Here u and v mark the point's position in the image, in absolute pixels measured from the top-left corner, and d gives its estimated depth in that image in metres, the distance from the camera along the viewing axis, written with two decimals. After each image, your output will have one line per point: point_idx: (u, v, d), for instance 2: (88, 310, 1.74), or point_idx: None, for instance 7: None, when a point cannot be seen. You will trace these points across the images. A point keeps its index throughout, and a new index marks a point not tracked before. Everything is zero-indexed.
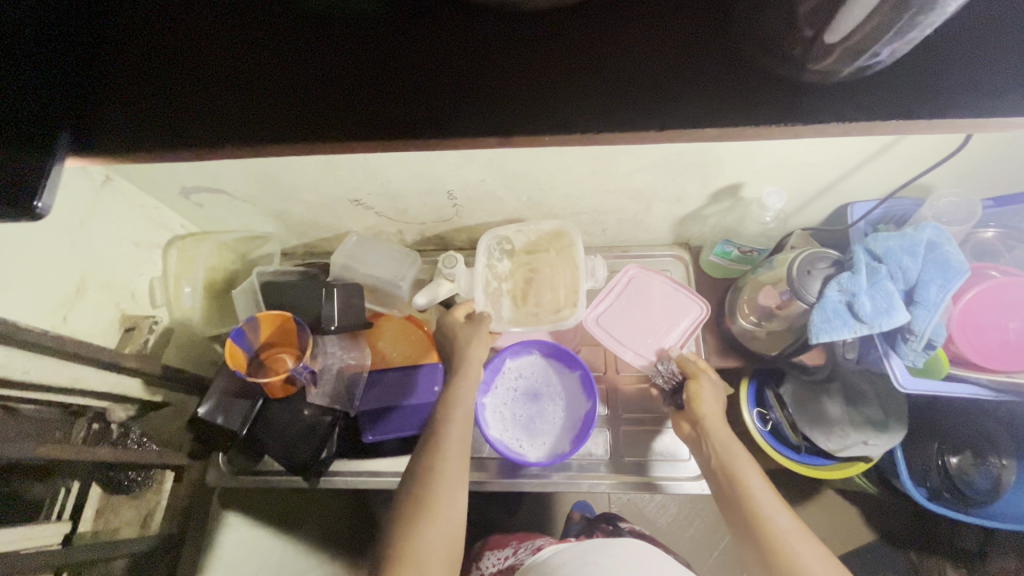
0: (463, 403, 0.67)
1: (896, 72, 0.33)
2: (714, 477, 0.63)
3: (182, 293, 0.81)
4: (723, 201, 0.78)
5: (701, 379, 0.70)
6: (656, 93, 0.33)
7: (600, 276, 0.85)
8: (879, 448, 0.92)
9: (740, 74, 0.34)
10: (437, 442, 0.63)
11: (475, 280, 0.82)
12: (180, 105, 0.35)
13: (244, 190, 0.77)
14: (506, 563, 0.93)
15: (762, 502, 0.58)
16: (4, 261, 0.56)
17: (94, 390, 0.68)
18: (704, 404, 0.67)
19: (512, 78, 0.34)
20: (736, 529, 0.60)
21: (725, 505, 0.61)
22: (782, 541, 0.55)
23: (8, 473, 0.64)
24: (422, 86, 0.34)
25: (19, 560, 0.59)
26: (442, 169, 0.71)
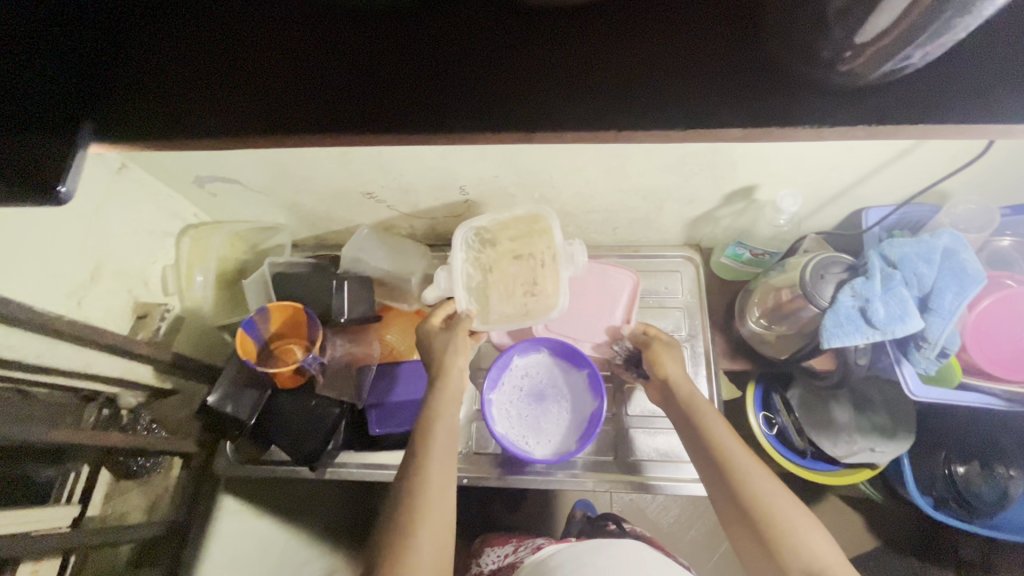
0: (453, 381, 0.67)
1: (923, 76, 0.33)
2: (686, 435, 0.63)
3: (194, 282, 0.82)
4: (736, 203, 0.77)
5: (655, 346, 0.71)
6: (677, 95, 0.33)
7: (580, 261, 0.78)
8: (886, 456, 0.92)
9: (764, 77, 0.33)
10: (429, 420, 0.63)
11: (452, 276, 0.77)
12: (200, 93, 0.36)
13: (258, 181, 0.77)
14: (506, 560, 0.93)
15: (735, 454, 0.57)
16: (22, 246, 0.57)
17: (106, 375, 0.69)
18: (668, 365, 0.69)
19: (529, 76, 0.34)
20: (710, 485, 0.58)
21: (698, 462, 0.60)
22: (760, 492, 0.54)
23: (19, 455, 0.65)
24: (444, 80, 0.34)
25: (28, 541, 0.60)
26: (455, 164, 0.71)
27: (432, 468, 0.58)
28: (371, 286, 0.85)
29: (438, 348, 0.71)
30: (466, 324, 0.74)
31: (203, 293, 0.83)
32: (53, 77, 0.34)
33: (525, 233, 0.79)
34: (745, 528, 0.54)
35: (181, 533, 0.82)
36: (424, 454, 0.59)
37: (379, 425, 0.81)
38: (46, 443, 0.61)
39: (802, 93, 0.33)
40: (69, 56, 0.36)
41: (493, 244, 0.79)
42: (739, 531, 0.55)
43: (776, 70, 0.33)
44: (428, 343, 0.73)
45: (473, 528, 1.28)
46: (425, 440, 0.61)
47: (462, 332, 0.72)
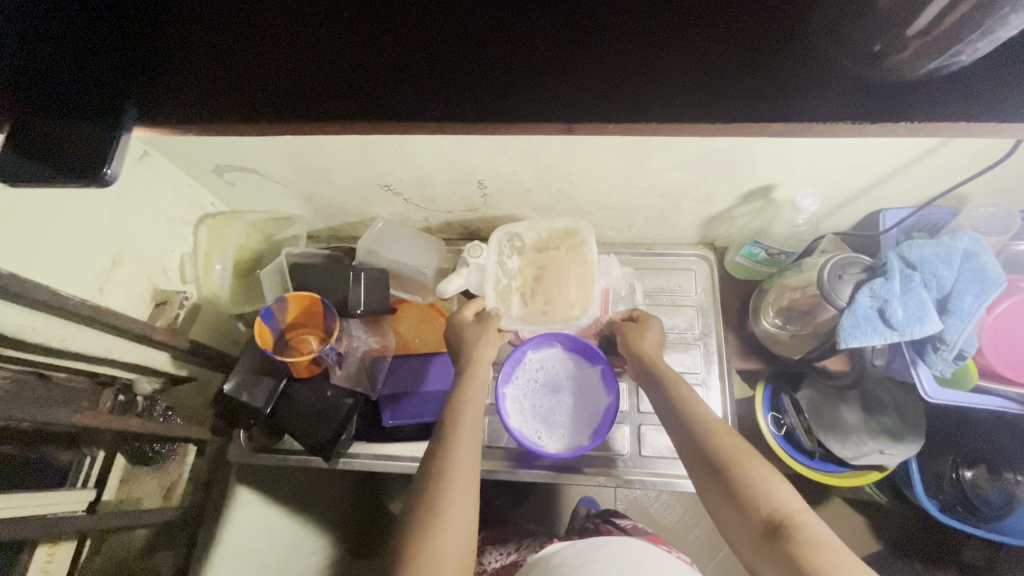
0: (473, 377, 0.67)
1: (1005, 56, 0.30)
2: (656, 403, 0.63)
3: (213, 269, 0.82)
4: (754, 202, 0.77)
5: (631, 327, 0.74)
6: (721, 82, 0.31)
7: (614, 275, 0.84)
8: (895, 458, 0.91)
9: (806, 66, 0.31)
10: (456, 416, 0.62)
11: (482, 274, 0.82)
12: (250, 75, 0.34)
13: (277, 171, 0.78)
14: (509, 558, 0.94)
15: (708, 416, 0.58)
16: (47, 231, 0.57)
17: (125, 361, 0.69)
18: (642, 342, 0.71)
19: (568, 63, 0.32)
20: (681, 449, 0.58)
21: (669, 428, 0.60)
22: (730, 448, 0.54)
23: (38, 439, 0.66)
24: (493, 62, 0.32)
25: (46, 524, 0.61)
26: (475, 157, 0.71)
27: (458, 463, 0.58)
28: (385, 277, 0.85)
29: (470, 336, 0.73)
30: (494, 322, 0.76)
31: (221, 281, 0.84)
32: (92, 46, 0.33)
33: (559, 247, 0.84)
34: (718, 485, 0.53)
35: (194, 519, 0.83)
36: (448, 454, 0.59)
37: (393, 416, 0.80)
38: (67, 425, 0.62)
39: (851, 84, 0.31)
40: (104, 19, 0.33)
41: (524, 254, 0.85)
42: (712, 489, 0.54)
43: (815, 60, 0.31)
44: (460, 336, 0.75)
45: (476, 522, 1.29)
46: (451, 437, 0.60)
47: (492, 327, 0.75)
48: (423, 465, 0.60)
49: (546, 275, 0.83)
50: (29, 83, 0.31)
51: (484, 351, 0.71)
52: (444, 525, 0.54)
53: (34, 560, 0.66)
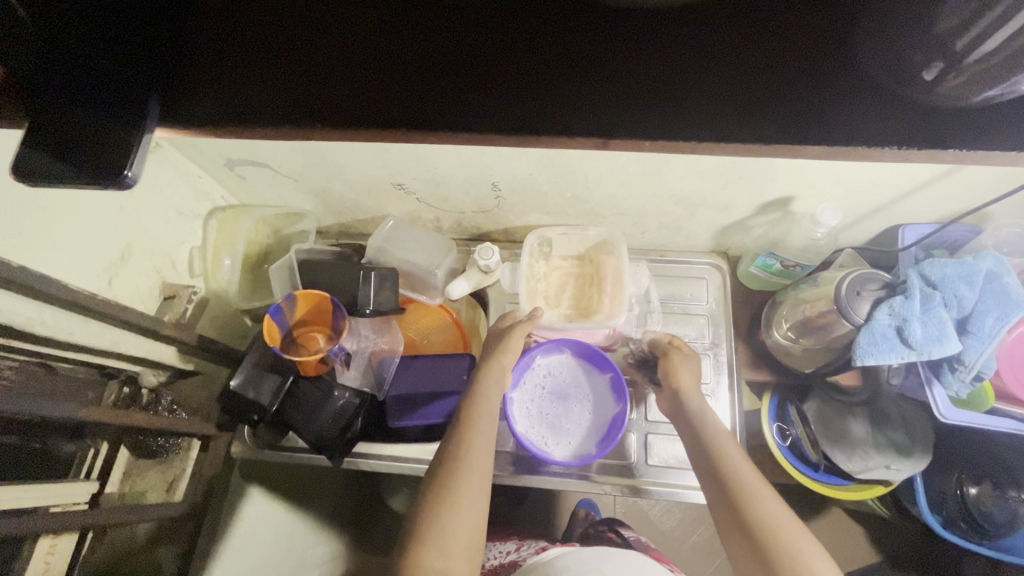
0: (490, 397, 0.66)
1: None
2: (691, 447, 0.63)
3: (222, 265, 0.82)
4: (772, 212, 0.76)
5: (676, 355, 0.73)
6: (754, 105, 0.29)
7: (644, 282, 0.85)
8: (901, 473, 0.91)
9: (844, 86, 0.29)
10: (467, 434, 0.60)
11: (519, 271, 0.83)
12: (273, 68, 0.31)
13: (290, 166, 0.77)
14: (508, 557, 0.92)
15: (739, 466, 0.57)
16: (58, 223, 0.57)
17: (132, 355, 0.68)
18: (682, 376, 0.70)
19: (609, 68, 0.30)
20: (711, 498, 0.58)
21: (700, 475, 0.60)
22: (756, 503, 0.54)
23: (42, 430, 0.67)
24: (527, 67, 0.30)
25: (49, 518, 0.61)
26: (491, 159, 0.70)
27: (472, 481, 0.56)
28: (395, 275, 0.83)
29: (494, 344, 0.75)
30: (527, 327, 0.75)
31: (229, 276, 0.83)
32: (117, 40, 0.31)
33: (591, 256, 0.86)
34: (743, 536, 0.53)
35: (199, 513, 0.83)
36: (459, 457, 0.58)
37: (401, 417, 0.80)
38: (72, 420, 0.62)
39: (896, 115, 0.29)
40: (129, 10, 0.31)
41: (554, 259, 0.86)
42: (737, 541, 0.54)
43: (860, 77, 0.29)
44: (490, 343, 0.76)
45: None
46: (463, 449, 0.59)
47: (519, 334, 0.75)
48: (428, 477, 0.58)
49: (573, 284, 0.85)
50: (54, 83, 0.31)
51: (494, 363, 0.71)
52: (449, 536, 0.51)
53: (36, 553, 0.65)
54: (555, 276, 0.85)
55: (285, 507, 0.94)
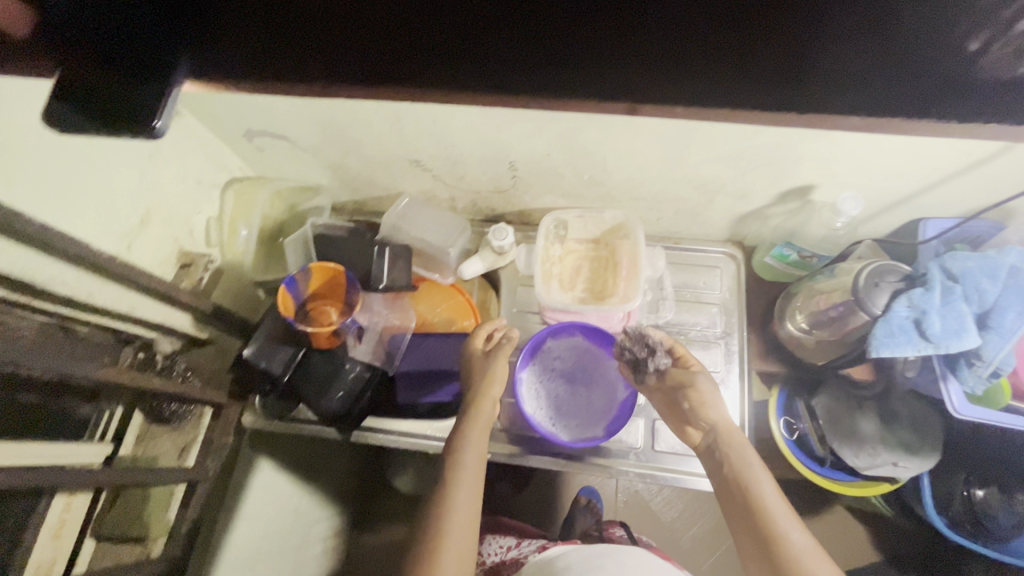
0: (473, 444, 0.67)
1: None
2: (723, 485, 0.64)
3: (238, 235, 0.82)
4: (790, 201, 0.76)
5: (701, 386, 0.68)
6: (797, 68, 0.28)
7: (660, 267, 0.85)
8: (907, 471, 0.92)
9: (889, 51, 0.28)
10: (454, 476, 0.64)
11: (535, 254, 0.83)
12: (305, 18, 0.31)
13: (309, 138, 0.77)
14: (509, 553, 0.93)
15: (779, 513, 0.58)
16: (80, 184, 0.57)
17: (149, 321, 0.69)
18: (712, 412, 0.67)
19: (648, 27, 0.29)
20: (743, 540, 0.60)
21: (733, 515, 0.62)
22: (798, 554, 0.55)
23: (58, 390, 0.70)
24: (564, 23, 0.30)
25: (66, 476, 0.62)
26: (510, 137, 0.70)
27: (452, 526, 0.60)
28: (407, 254, 0.84)
29: (480, 372, 0.75)
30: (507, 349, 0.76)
31: (244, 247, 0.84)
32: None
33: (606, 240, 0.87)
34: None
35: (214, 489, 0.85)
36: (448, 500, 0.62)
37: (410, 394, 0.81)
38: (90, 380, 0.63)
39: (955, 84, 0.28)
40: None
41: (570, 242, 0.87)
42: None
43: (907, 43, 0.28)
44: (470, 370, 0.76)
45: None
46: (451, 492, 0.63)
47: (501, 358, 0.75)
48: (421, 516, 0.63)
49: (587, 267, 0.87)
50: (90, 27, 0.31)
51: (489, 395, 0.72)
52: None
53: (51, 510, 0.68)
54: (569, 259, 0.87)
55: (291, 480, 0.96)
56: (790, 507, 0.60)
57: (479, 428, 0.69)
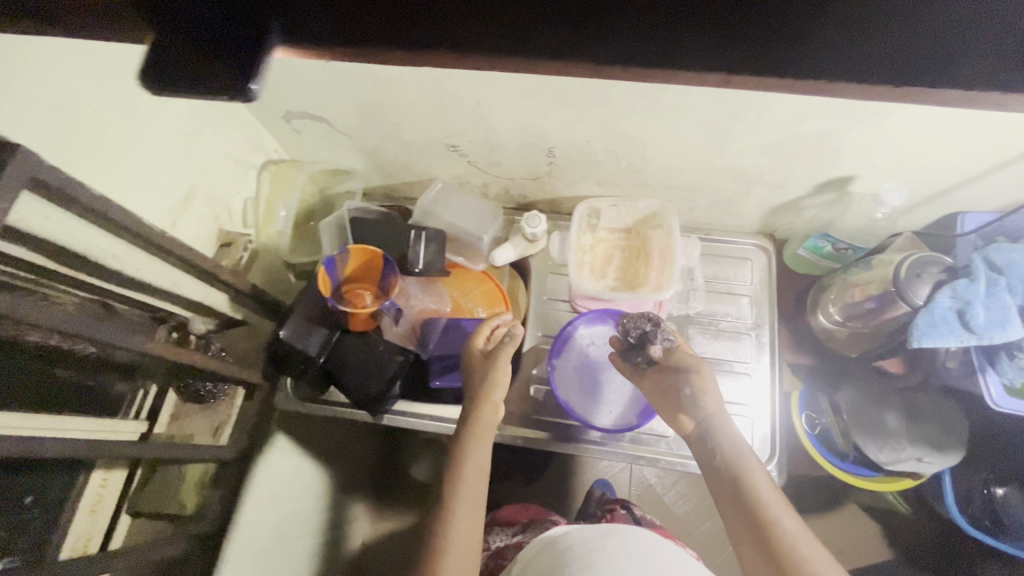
0: (473, 457, 0.68)
1: None
2: (715, 475, 0.64)
3: (276, 216, 0.83)
4: (827, 193, 0.76)
5: (704, 372, 0.68)
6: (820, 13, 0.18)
7: (695, 256, 0.88)
8: (934, 468, 0.89)
9: None
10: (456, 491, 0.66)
11: (569, 241, 0.84)
12: None
13: (347, 121, 0.77)
14: (513, 539, 0.95)
15: (771, 501, 0.59)
16: (130, 159, 0.58)
17: (188, 299, 0.70)
18: (708, 401, 0.67)
19: None
20: (737, 530, 0.60)
21: (725, 504, 0.62)
22: (791, 543, 0.56)
23: (98, 367, 0.72)
24: None
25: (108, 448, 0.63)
26: (551, 122, 0.70)
27: (453, 531, 0.63)
28: (443, 239, 0.84)
29: (480, 373, 0.74)
30: (510, 350, 0.74)
31: (282, 228, 0.84)
32: None
33: (638, 230, 0.87)
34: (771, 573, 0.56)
35: (240, 470, 0.85)
36: (451, 508, 0.65)
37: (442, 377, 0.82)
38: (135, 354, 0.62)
39: (959, 14, 0.17)
40: None
41: (601, 231, 0.88)
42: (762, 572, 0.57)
43: None
44: (470, 372, 0.75)
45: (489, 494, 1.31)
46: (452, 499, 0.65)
47: (504, 359, 0.73)
48: (425, 533, 0.65)
49: (618, 255, 0.87)
50: None
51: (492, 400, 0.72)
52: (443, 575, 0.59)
53: (89, 484, 0.71)
54: (600, 248, 0.87)
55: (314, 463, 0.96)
56: (781, 494, 0.60)
57: (482, 435, 0.70)
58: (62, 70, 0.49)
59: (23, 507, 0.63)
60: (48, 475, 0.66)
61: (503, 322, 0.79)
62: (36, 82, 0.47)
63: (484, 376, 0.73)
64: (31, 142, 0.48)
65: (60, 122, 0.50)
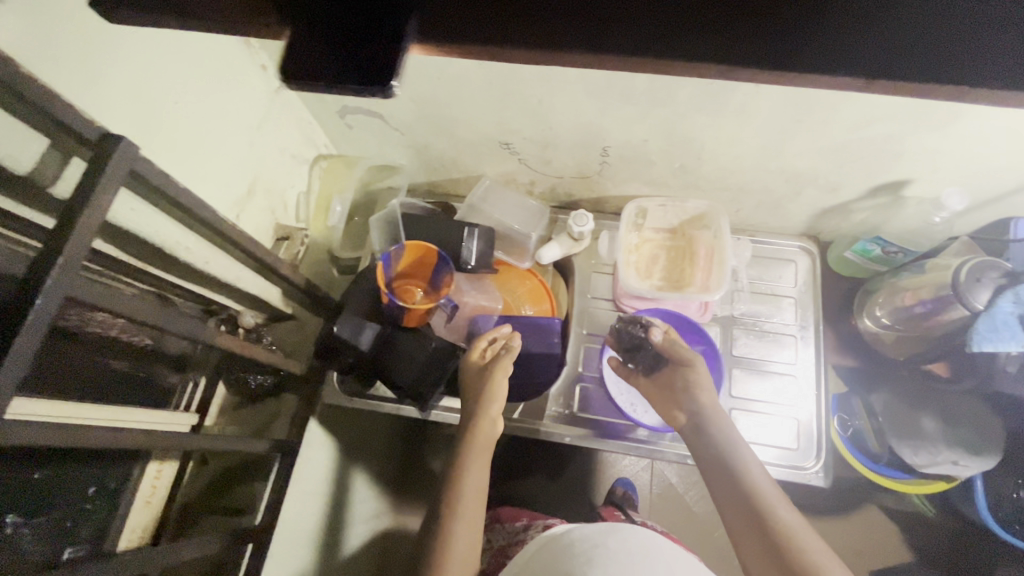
0: (473, 471, 0.68)
1: None
2: (711, 473, 0.65)
3: (333, 212, 0.84)
4: (880, 197, 0.76)
5: (699, 366, 0.72)
6: (862, 39, 0.21)
7: (745, 258, 0.89)
8: (971, 471, 0.84)
9: None
10: (456, 508, 0.65)
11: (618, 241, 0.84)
12: None
13: (403, 118, 0.77)
14: (516, 536, 0.88)
15: (769, 494, 0.60)
16: (201, 152, 0.58)
17: (247, 292, 0.70)
18: (703, 395, 0.70)
19: None
20: (735, 523, 0.60)
21: (722, 500, 0.62)
22: (789, 531, 0.56)
23: (153, 358, 0.72)
24: None
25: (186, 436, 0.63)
26: (612, 121, 0.70)
27: (457, 528, 0.64)
28: (493, 236, 0.84)
29: (473, 384, 0.74)
30: (506, 363, 0.74)
31: (336, 224, 0.85)
32: None
33: (684, 231, 0.88)
34: (770, 563, 0.56)
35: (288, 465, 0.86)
36: (454, 505, 0.65)
37: None
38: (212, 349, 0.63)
39: None
40: None
41: (646, 231, 0.88)
42: (762, 564, 0.57)
43: None
44: (467, 382, 0.75)
45: (509, 492, 1.30)
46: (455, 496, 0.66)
47: (501, 372, 0.73)
48: (424, 555, 0.63)
49: (664, 255, 0.87)
50: None
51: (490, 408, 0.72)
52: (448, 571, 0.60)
53: (144, 475, 0.71)
54: (645, 248, 0.88)
55: (349, 459, 0.97)
56: (777, 487, 0.62)
57: (479, 445, 0.70)
58: (150, 65, 0.49)
59: (88, 497, 0.63)
60: (110, 465, 0.66)
61: (501, 334, 0.79)
62: (131, 74, 0.47)
63: (483, 387, 0.72)
64: (124, 133, 0.48)
65: (148, 113, 0.50)
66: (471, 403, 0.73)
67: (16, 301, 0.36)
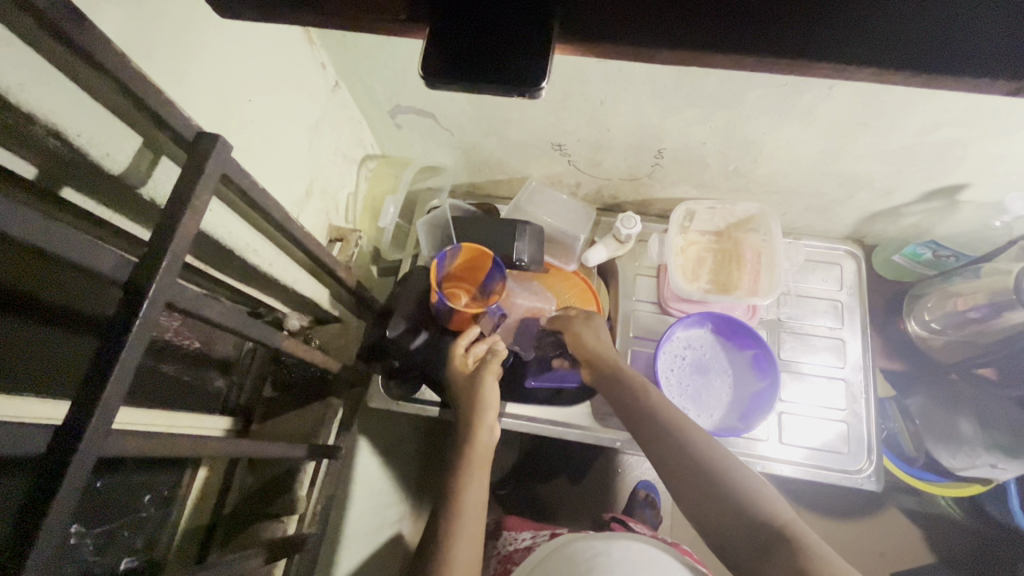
0: (472, 486, 0.64)
1: None
2: (665, 457, 0.61)
3: (387, 212, 0.83)
4: (934, 201, 0.77)
5: (575, 321, 0.78)
6: None
7: (796, 260, 0.89)
8: (1009, 472, 0.85)
9: None
10: (456, 525, 0.60)
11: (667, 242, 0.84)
12: None
13: (455, 118, 0.76)
14: (524, 543, 0.84)
15: (711, 450, 0.60)
16: (265, 151, 0.57)
17: (300, 293, 0.69)
18: (591, 346, 0.74)
19: None
20: (675, 478, 0.60)
21: (666, 464, 0.61)
22: (726, 472, 0.57)
23: (204, 363, 0.72)
24: None
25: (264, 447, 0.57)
26: (671, 123, 0.70)
27: (458, 528, 0.60)
28: (542, 236, 0.84)
29: (462, 390, 0.71)
30: (494, 366, 0.72)
31: (386, 224, 0.84)
32: None
33: (731, 233, 0.88)
34: (716, 508, 0.55)
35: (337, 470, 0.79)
36: (459, 502, 0.62)
37: (536, 377, 0.81)
38: (277, 353, 0.60)
39: None
40: None
41: (692, 233, 0.88)
42: (708, 511, 0.56)
43: None
44: (455, 391, 0.72)
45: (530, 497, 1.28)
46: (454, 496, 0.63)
47: (491, 377, 0.71)
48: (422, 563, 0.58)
49: (710, 257, 0.87)
50: None
51: (483, 412, 0.69)
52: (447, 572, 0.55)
53: (194, 481, 0.71)
54: (691, 249, 0.87)
55: (380, 463, 0.95)
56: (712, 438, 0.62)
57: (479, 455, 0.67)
58: (230, 62, 0.48)
59: (144, 505, 0.62)
60: (166, 472, 0.66)
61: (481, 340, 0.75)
62: (214, 71, 0.47)
63: (472, 396, 0.69)
64: (215, 132, 0.48)
65: (230, 113, 0.50)
66: (466, 415, 0.69)
67: (125, 302, 0.35)
